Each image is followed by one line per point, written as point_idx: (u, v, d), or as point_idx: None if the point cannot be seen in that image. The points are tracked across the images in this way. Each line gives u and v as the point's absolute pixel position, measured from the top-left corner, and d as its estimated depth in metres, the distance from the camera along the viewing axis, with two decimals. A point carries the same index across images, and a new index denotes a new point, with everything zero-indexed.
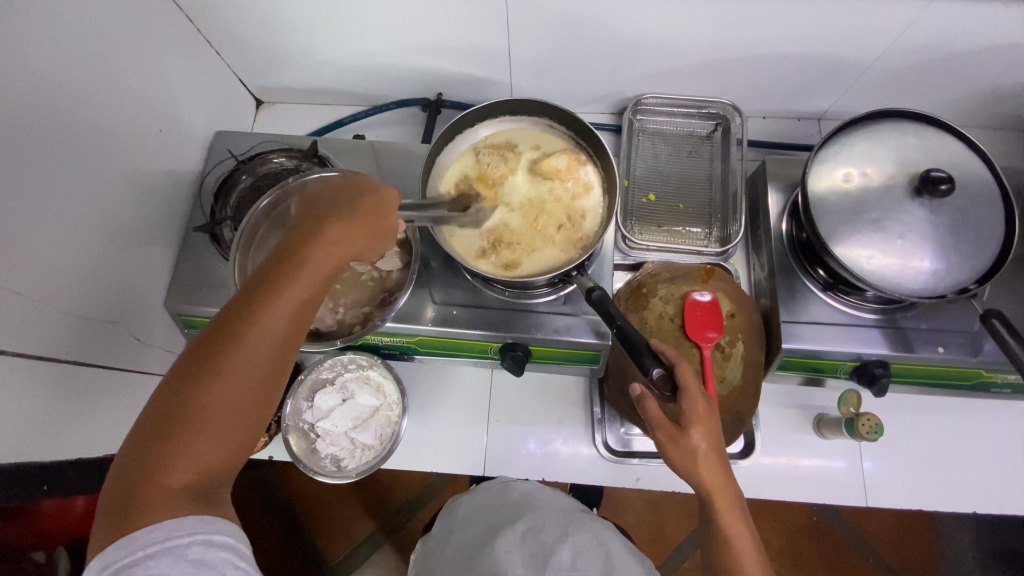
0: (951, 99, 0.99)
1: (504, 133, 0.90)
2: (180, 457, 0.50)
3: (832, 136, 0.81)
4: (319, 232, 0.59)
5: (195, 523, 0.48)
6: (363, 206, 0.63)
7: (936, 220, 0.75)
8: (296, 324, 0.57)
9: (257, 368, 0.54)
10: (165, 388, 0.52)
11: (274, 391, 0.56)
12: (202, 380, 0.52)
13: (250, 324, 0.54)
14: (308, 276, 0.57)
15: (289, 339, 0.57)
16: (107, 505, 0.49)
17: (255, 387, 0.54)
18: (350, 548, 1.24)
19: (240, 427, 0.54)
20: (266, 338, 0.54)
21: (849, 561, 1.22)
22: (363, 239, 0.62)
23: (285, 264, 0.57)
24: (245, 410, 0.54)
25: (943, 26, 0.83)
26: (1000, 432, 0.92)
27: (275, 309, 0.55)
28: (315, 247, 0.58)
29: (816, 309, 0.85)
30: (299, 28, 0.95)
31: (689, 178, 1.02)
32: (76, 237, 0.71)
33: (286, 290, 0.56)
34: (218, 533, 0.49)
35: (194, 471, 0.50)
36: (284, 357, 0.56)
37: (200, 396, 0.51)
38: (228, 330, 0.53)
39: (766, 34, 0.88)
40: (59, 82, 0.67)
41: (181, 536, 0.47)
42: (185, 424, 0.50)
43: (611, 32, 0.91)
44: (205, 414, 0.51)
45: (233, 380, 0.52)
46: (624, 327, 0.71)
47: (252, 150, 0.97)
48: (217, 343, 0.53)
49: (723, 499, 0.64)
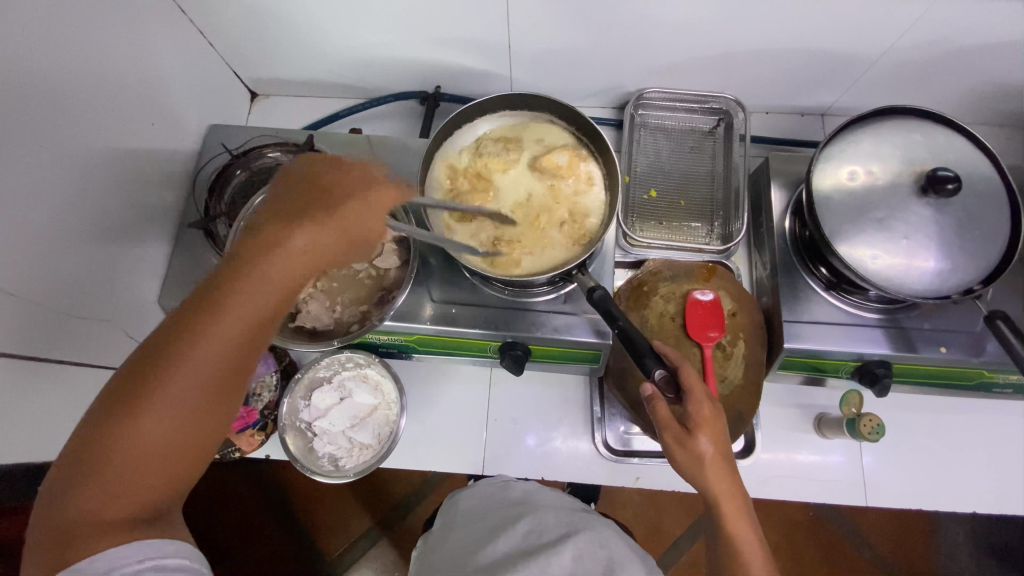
0: (958, 95, 0.98)
1: (504, 128, 0.88)
2: (121, 484, 0.48)
3: (838, 133, 0.80)
4: (279, 242, 0.54)
5: (146, 549, 0.49)
6: (335, 210, 0.56)
7: (942, 220, 0.74)
8: (246, 342, 0.53)
9: (201, 389, 0.51)
10: (101, 409, 0.49)
11: (225, 411, 0.54)
12: (141, 405, 0.49)
13: (194, 345, 0.50)
14: (261, 293, 0.53)
15: (240, 358, 0.53)
16: (47, 526, 0.48)
17: (203, 410, 0.52)
18: (348, 543, 1.24)
19: (187, 450, 0.52)
20: (210, 357, 0.51)
21: (847, 556, 1.22)
22: (334, 248, 0.56)
23: (236, 277, 0.52)
24: (192, 434, 0.51)
25: (953, 22, 0.82)
26: (1001, 432, 0.92)
27: (223, 329, 0.51)
28: (274, 263, 0.53)
29: (818, 308, 0.84)
30: (295, 19, 0.93)
31: (692, 174, 1.01)
32: (67, 234, 0.70)
33: (234, 309, 0.52)
34: (171, 556, 0.50)
35: (136, 499, 0.49)
36: (233, 375, 0.53)
37: (138, 424, 0.48)
38: (171, 347, 0.50)
39: (772, 28, 0.86)
40: (47, 77, 0.65)
41: (130, 564, 0.47)
42: (124, 454, 0.48)
43: (615, 25, 0.89)
44: (146, 440, 0.49)
45: (177, 405, 0.50)
46: (626, 327, 0.70)
47: (246, 144, 0.95)
48: (156, 364, 0.50)
49: (729, 502, 0.64)
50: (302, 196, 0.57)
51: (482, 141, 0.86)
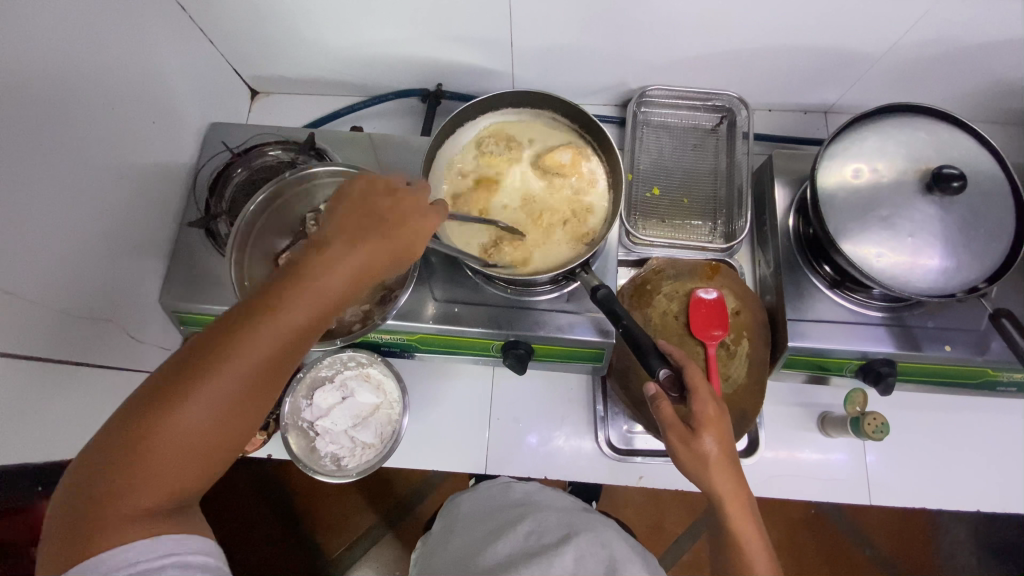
0: (961, 93, 0.97)
1: (507, 126, 0.88)
2: (149, 478, 0.49)
3: (842, 130, 0.79)
4: (332, 258, 0.55)
5: (171, 545, 0.49)
6: (390, 227, 0.58)
7: (947, 218, 0.74)
8: (289, 348, 0.54)
9: (240, 392, 0.52)
10: (143, 398, 0.50)
11: (259, 413, 0.54)
12: (182, 399, 0.49)
13: (240, 345, 0.51)
14: (313, 301, 0.54)
15: (280, 364, 0.54)
16: (71, 513, 0.48)
17: (240, 410, 0.52)
18: (349, 543, 1.24)
19: (217, 449, 0.52)
20: (252, 362, 0.52)
21: (848, 555, 1.22)
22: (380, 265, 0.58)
23: (290, 287, 0.53)
24: (223, 433, 0.52)
25: (957, 20, 0.81)
26: (1004, 431, 0.92)
27: (270, 332, 0.52)
28: (327, 272, 0.54)
29: (822, 307, 0.84)
30: (296, 17, 0.92)
31: (695, 172, 1.01)
32: (68, 232, 0.69)
33: (285, 314, 0.52)
34: (194, 553, 0.50)
35: (162, 493, 0.49)
36: (271, 379, 0.54)
37: (178, 418, 0.49)
38: (217, 349, 0.51)
39: (775, 25, 0.86)
40: (48, 75, 0.64)
41: (153, 559, 0.48)
42: (160, 447, 0.49)
43: (617, 23, 0.88)
44: (183, 437, 0.49)
45: (215, 402, 0.50)
46: (630, 325, 0.70)
47: (247, 143, 0.95)
48: (202, 360, 0.50)
49: (734, 502, 0.64)
50: (363, 209, 0.58)
51: (484, 140, 0.86)
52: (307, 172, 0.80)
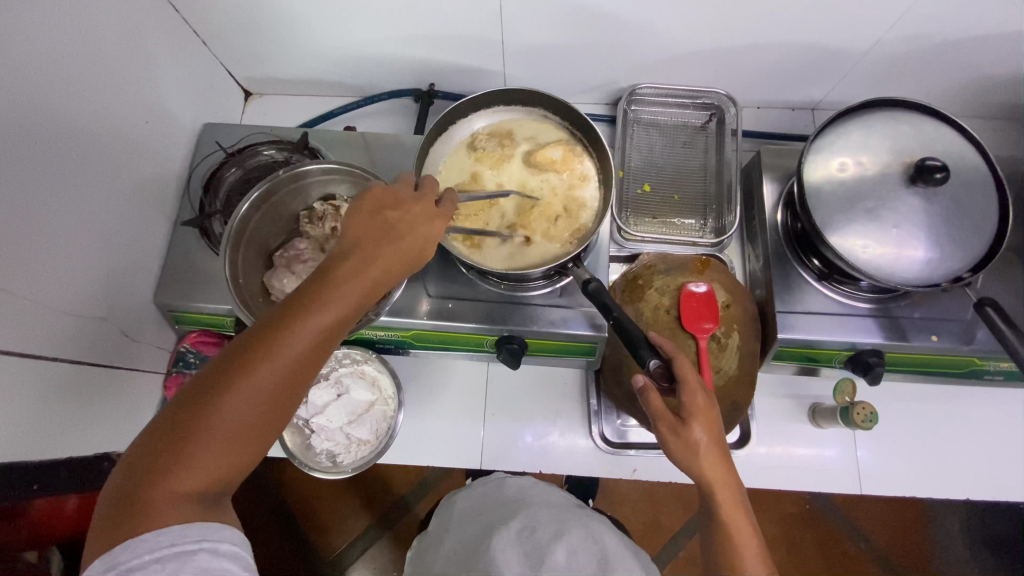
0: (946, 88, 0.99)
1: (499, 123, 0.89)
2: (189, 468, 0.49)
3: (828, 125, 0.81)
4: (361, 255, 0.57)
5: (202, 530, 0.48)
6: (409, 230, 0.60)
7: (931, 209, 0.75)
8: (320, 346, 0.54)
9: (275, 388, 0.52)
10: (189, 392, 0.51)
11: (290, 411, 0.55)
12: (222, 394, 0.50)
13: (276, 341, 0.52)
14: (340, 299, 0.55)
15: (313, 363, 0.54)
16: (114, 503, 0.48)
17: (273, 405, 0.53)
18: (348, 542, 1.24)
19: (251, 444, 0.52)
20: (288, 361, 0.52)
21: (842, 548, 1.23)
22: (407, 263, 0.59)
23: (325, 287, 0.55)
24: (258, 428, 0.52)
25: (938, 15, 0.83)
26: (993, 421, 0.93)
27: (304, 329, 0.53)
28: (352, 271, 0.56)
29: (810, 299, 0.85)
30: (289, 18, 0.93)
31: (685, 169, 1.02)
32: (63, 231, 0.70)
33: (318, 311, 0.54)
34: (224, 541, 0.49)
35: (200, 483, 0.49)
36: (302, 377, 0.54)
37: (216, 410, 0.50)
38: (257, 346, 0.52)
39: (761, 23, 0.87)
40: (43, 76, 0.65)
41: (188, 543, 0.47)
42: (201, 437, 0.50)
43: (606, 21, 0.90)
44: (222, 429, 0.50)
45: (254, 397, 0.51)
46: (621, 318, 0.71)
47: (241, 142, 0.96)
48: (241, 357, 0.52)
49: (723, 492, 0.64)
50: (381, 213, 0.60)
51: (477, 137, 0.87)
52: (299, 169, 0.82)
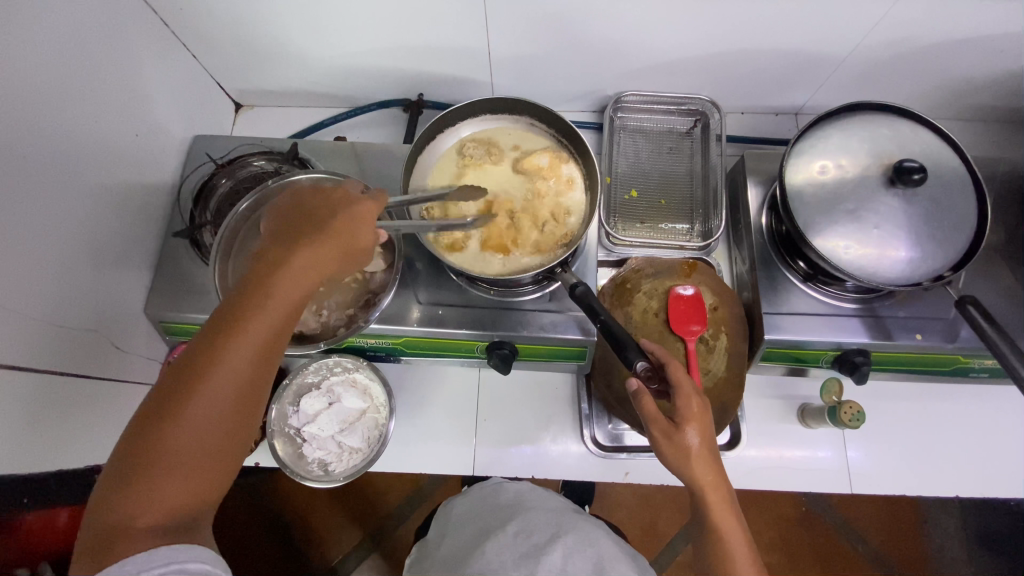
0: (925, 90, 1.01)
1: (487, 132, 0.90)
2: (154, 494, 0.51)
3: (808, 129, 0.82)
4: (284, 263, 0.59)
5: (171, 553, 0.49)
6: (337, 227, 0.62)
7: (910, 210, 0.77)
8: (265, 351, 0.57)
9: (226, 403, 0.54)
10: (139, 423, 0.52)
11: (250, 421, 0.57)
12: (173, 419, 0.52)
13: (221, 356, 0.54)
14: (277, 304, 0.57)
15: (258, 372, 0.56)
16: (87, 539, 0.50)
17: (232, 417, 0.55)
18: (343, 554, 1.23)
19: (216, 459, 0.54)
20: (233, 374, 0.54)
21: (840, 551, 1.23)
22: (333, 264, 0.61)
23: (253, 298, 0.57)
24: (223, 439, 0.55)
25: (913, 20, 0.85)
26: (982, 417, 0.94)
27: (248, 339, 0.55)
28: (287, 275, 0.58)
29: (796, 300, 0.86)
30: (278, 31, 0.95)
31: (671, 174, 1.03)
32: (54, 243, 0.71)
33: (253, 321, 0.56)
34: (193, 561, 0.50)
35: (168, 506, 0.51)
36: (253, 386, 0.56)
37: (176, 429, 0.52)
38: (198, 366, 0.53)
39: (742, 29, 0.89)
40: (33, 89, 0.66)
41: (156, 566, 0.48)
42: (161, 460, 0.51)
43: (589, 30, 0.91)
44: (180, 452, 0.52)
45: (207, 416, 0.53)
46: (608, 322, 0.72)
47: (231, 154, 0.97)
48: (187, 375, 0.53)
49: (714, 494, 0.65)
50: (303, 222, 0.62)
51: (465, 144, 0.88)
52: (289, 180, 0.82)
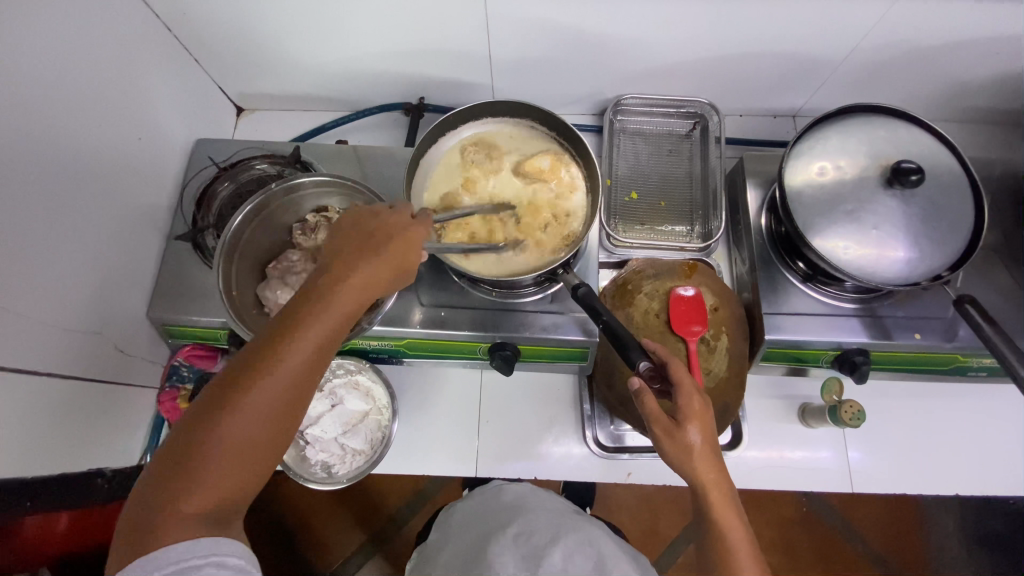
0: (922, 93, 1.02)
1: (489, 134, 0.91)
2: (197, 489, 0.51)
3: (807, 131, 0.83)
4: (344, 273, 0.58)
5: (210, 545, 0.50)
6: (396, 239, 0.60)
7: (909, 210, 0.78)
8: (316, 357, 0.56)
9: (273, 406, 0.54)
10: (191, 416, 0.53)
11: (292, 424, 0.57)
12: (220, 417, 0.52)
13: (272, 361, 0.54)
14: (332, 314, 0.56)
15: (307, 378, 0.56)
16: (131, 523, 0.51)
17: (276, 420, 0.54)
18: (344, 557, 1.23)
19: (257, 459, 0.54)
20: (282, 378, 0.54)
21: (840, 551, 1.24)
22: (390, 276, 0.60)
23: (310, 304, 0.56)
24: (265, 441, 0.54)
25: (909, 23, 0.86)
26: (980, 416, 0.95)
27: (300, 347, 0.55)
28: (343, 286, 0.57)
29: (796, 301, 0.87)
30: (279, 35, 0.95)
31: (671, 176, 1.04)
32: (56, 247, 0.71)
33: (308, 328, 0.55)
34: (232, 555, 0.51)
35: (208, 502, 0.51)
36: (300, 391, 0.56)
37: (220, 429, 0.52)
38: (251, 367, 0.53)
39: (740, 32, 0.90)
40: (35, 93, 0.66)
41: (194, 558, 0.49)
42: (204, 457, 0.51)
43: (589, 33, 0.92)
44: (223, 450, 0.52)
45: (253, 417, 0.53)
46: (610, 321, 0.73)
47: (233, 157, 0.97)
48: (237, 377, 0.53)
49: (717, 491, 0.65)
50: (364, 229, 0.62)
51: (467, 147, 0.89)
52: (292, 183, 0.83)
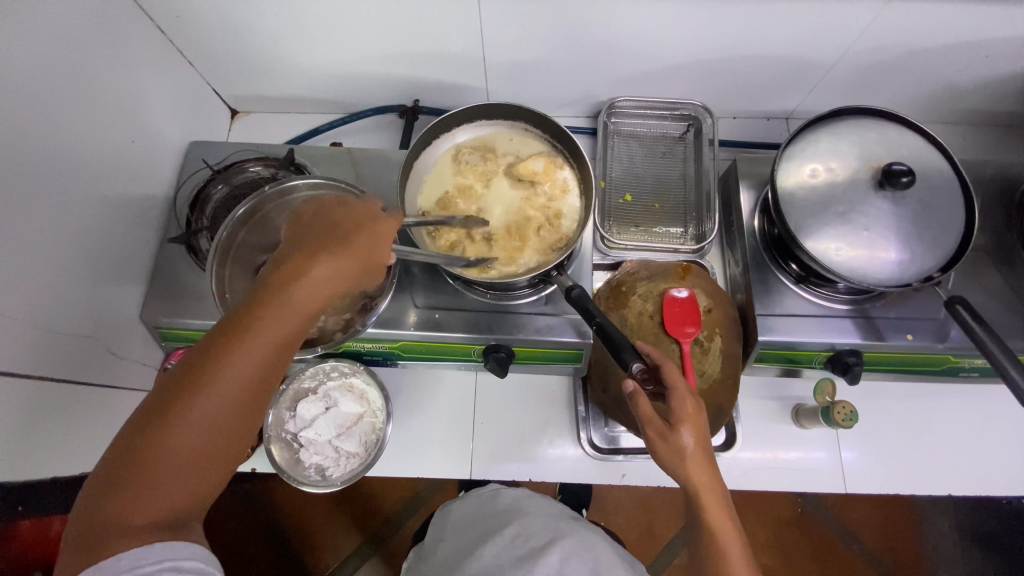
0: (914, 96, 1.03)
1: (483, 136, 0.91)
2: (148, 494, 0.51)
3: (799, 133, 0.84)
4: (296, 274, 0.57)
5: (165, 550, 0.50)
6: (352, 241, 0.60)
7: (900, 212, 0.78)
8: (269, 359, 0.56)
9: (225, 409, 0.53)
10: (138, 421, 0.52)
11: (248, 426, 0.56)
12: (169, 422, 0.51)
13: (226, 364, 0.53)
14: (284, 315, 0.56)
15: (260, 380, 0.56)
16: (79, 529, 0.50)
17: (230, 423, 0.54)
18: (340, 561, 1.22)
19: (211, 463, 0.54)
20: (234, 381, 0.53)
21: (835, 552, 1.24)
22: (347, 276, 0.60)
23: (261, 306, 0.55)
24: (218, 444, 0.54)
25: (899, 27, 0.87)
26: (973, 417, 0.95)
27: (250, 349, 0.54)
28: (298, 286, 0.57)
29: (789, 302, 0.87)
30: (274, 38, 0.95)
31: (665, 178, 1.04)
32: (50, 250, 0.71)
33: (260, 330, 0.55)
34: (188, 559, 0.51)
35: (161, 506, 0.51)
36: (255, 393, 0.55)
37: (172, 432, 0.51)
38: (199, 371, 0.53)
39: (733, 35, 0.91)
40: (29, 96, 0.66)
41: (151, 563, 0.49)
42: (154, 462, 0.51)
43: (583, 36, 0.93)
44: (175, 455, 0.51)
45: (205, 421, 0.52)
46: (604, 323, 0.73)
47: (228, 160, 0.97)
48: (188, 379, 0.52)
49: (709, 495, 0.65)
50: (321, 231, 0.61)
51: (461, 149, 0.89)
52: (285, 186, 0.84)
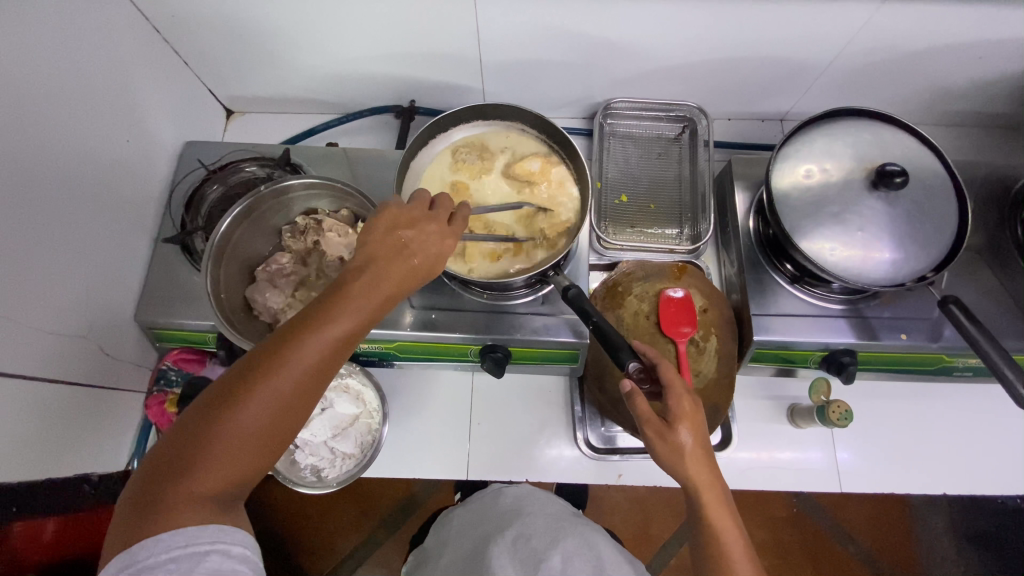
0: (907, 97, 1.04)
1: (479, 136, 0.91)
2: (206, 471, 0.49)
3: (794, 134, 0.84)
4: (370, 269, 0.56)
5: (217, 532, 0.48)
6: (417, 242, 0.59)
7: (894, 212, 0.79)
8: (336, 351, 0.54)
9: (288, 395, 0.52)
10: (208, 398, 0.52)
11: (307, 416, 0.55)
12: (235, 402, 0.50)
13: (292, 350, 0.52)
14: (354, 309, 0.54)
15: (324, 371, 0.54)
16: (135, 498, 0.49)
17: (290, 410, 0.53)
18: (336, 562, 1.22)
19: (267, 447, 0.52)
20: (299, 368, 0.52)
21: (830, 552, 1.25)
22: (414, 276, 0.59)
23: (334, 298, 0.55)
24: (277, 430, 0.52)
25: (892, 29, 0.88)
26: (967, 415, 0.96)
27: (319, 337, 0.53)
28: (368, 280, 0.56)
29: (783, 301, 0.87)
30: (269, 38, 0.95)
31: (660, 179, 1.05)
32: (42, 249, 0.70)
33: (331, 321, 0.53)
34: (238, 544, 0.49)
35: (217, 485, 0.50)
36: (318, 383, 0.54)
37: (237, 413, 0.50)
38: (272, 355, 0.52)
39: (728, 37, 0.91)
40: (23, 94, 0.66)
41: (203, 541, 0.47)
42: (216, 440, 0.50)
43: (579, 37, 0.93)
44: (237, 435, 0.50)
45: (268, 405, 0.51)
46: (600, 323, 0.73)
47: (223, 159, 0.97)
48: (259, 361, 0.52)
49: (710, 492, 0.64)
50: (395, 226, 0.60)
51: (458, 150, 0.89)
52: (281, 186, 0.83)
